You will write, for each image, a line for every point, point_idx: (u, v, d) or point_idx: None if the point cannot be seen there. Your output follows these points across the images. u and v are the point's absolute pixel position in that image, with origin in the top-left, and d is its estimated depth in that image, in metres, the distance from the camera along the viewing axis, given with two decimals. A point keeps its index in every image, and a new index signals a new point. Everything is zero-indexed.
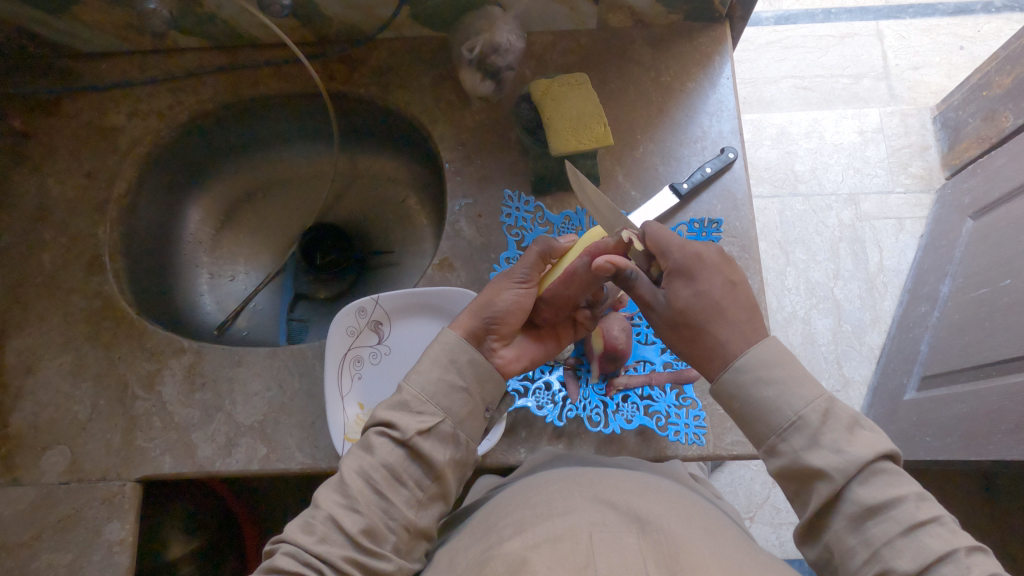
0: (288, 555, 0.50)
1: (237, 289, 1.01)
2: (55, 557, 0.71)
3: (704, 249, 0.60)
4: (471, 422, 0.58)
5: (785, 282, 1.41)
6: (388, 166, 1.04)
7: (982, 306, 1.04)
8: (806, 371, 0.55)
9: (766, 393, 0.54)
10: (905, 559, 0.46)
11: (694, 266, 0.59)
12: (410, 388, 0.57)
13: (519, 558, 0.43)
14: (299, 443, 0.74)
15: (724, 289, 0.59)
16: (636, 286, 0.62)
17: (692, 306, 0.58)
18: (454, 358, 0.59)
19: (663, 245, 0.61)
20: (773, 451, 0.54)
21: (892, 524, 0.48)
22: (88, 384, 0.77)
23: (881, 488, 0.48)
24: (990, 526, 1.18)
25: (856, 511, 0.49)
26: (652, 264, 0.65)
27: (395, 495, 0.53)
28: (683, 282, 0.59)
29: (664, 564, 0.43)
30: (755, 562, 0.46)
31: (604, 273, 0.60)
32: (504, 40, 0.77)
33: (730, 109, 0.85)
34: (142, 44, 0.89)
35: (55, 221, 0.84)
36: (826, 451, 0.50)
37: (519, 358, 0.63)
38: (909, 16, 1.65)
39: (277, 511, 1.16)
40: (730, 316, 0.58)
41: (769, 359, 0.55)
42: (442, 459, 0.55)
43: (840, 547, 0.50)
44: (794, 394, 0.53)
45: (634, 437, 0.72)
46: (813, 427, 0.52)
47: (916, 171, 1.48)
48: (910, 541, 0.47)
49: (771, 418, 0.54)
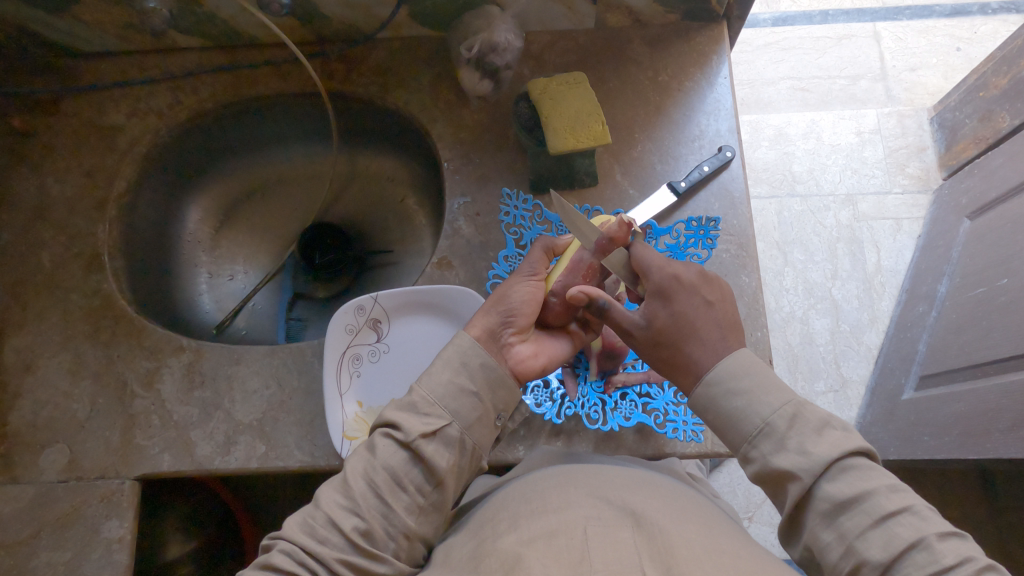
0: (284, 553, 0.50)
1: (236, 288, 1.01)
2: (53, 556, 0.70)
3: (683, 270, 0.60)
4: (479, 429, 0.58)
5: (783, 282, 1.42)
6: (387, 165, 1.04)
7: (980, 305, 1.04)
8: (772, 379, 0.55)
9: (734, 403, 0.55)
10: (876, 550, 0.47)
11: (673, 287, 0.59)
12: (420, 390, 0.57)
13: (513, 555, 0.43)
14: (298, 441, 0.74)
15: (700, 308, 0.59)
16: (612, 312, 0.61)
17: (669, 326, 0.59)
18: (466, 362, 0.59)
19: (644, 267, 0.61)
20: (746, 458, 0.54)
21: (863, 517, 0.48)
22: (87, 382, 0.77)
23: (850, 483, 0.49)
24: (986, 526, 1.18)
25: (828, 507, 0.49)
26: (637, 283, 0.65)
27: (396, 501, 0.53)
28: (661, 304, 0.59)
29: (660, 561, 0.42)
30: (753, 558, 0.46)
31: (579, 302, 0.61)
32: (503, 39, 0.77)
33: (727, 109, 0.85)
34: (142, 43, 0.90)
35: (55, 220, 0.84)
36: (793, 453, 0.51)
37: (537, 355, 0.63)
38: (906, 17, 1.66)
39: (277, 507, 1.16)
40: (704, 335, 0.58)
41: (736, 371, 0.56)
42: (444, 464, 0.55)
43: (817, 544, 0.50)
44: (764, 399, 0.54)
45: (632, 435, 0.72)
46: (780, 432, 0.53)
47: (914, 171, 1.48)
48: (881, 531, 0.47)
49: (741, 427, 0.54)
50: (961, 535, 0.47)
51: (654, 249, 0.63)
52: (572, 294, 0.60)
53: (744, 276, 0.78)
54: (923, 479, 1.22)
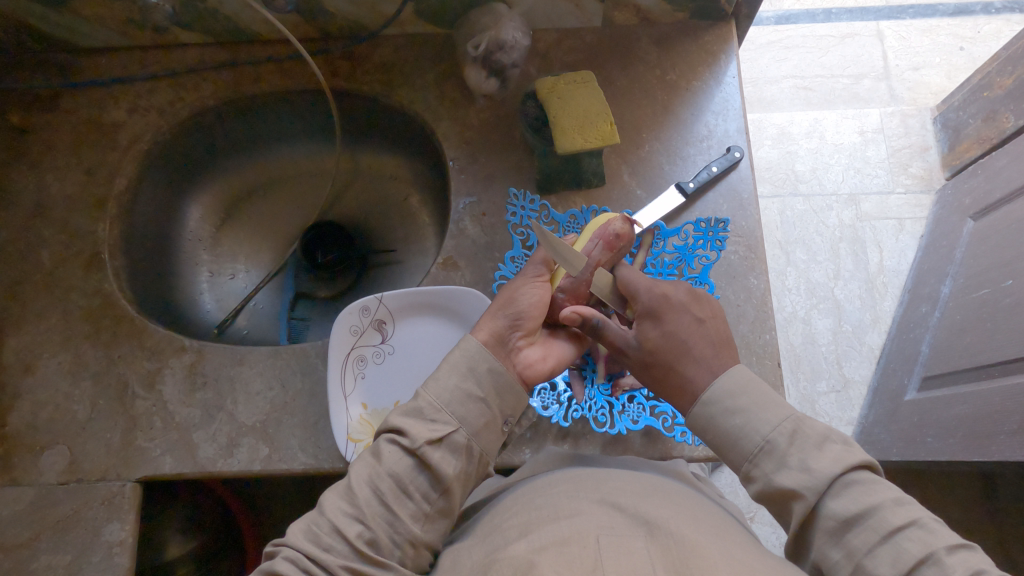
0: (288, 559, 0.49)
1: (237, 287, 1.00)
2: (53, 559, 0.70)
3: (671, 290, 0.62)
4: (487, 434, 0.57)
5: (786, 282, 1.41)
6: (390, 163, 1.03)
7: (984, 306, 1.04)
8: (769, 398, 0.55)
9: (732, 422, 0.55)
10: (885, 566, 0.46)
11: (662, 307, 0.61)
12: (426, 394, 0.57)
13: (526, 560, 0.42)
14: (301, 443, 0.73)
15: (691, 326, 0.60)
16: (606, 333, 0.62)
17: (662, 346, 0.59)
18: (473, 366, 0.58)
19: (632, 289, 0.63)
20: (749, 477, 0.54)
21: (870, 533, 0.47)
22: (88, 384, 0.76)
23: (854, 499, 0.48)
24: (986, 528, 1.18)
25: (834, 525, 0.48)
26: (627, 306, 0.66)
27: (401, 508, 0.52)
28: (652, 324, 0.61)
29: (674, 568, 0.42)
30: (765, 565, 0.46)
31: (572, 323, 0.61)
32: (510, 37, 0.76)
33: (735, 108, 0.84)
34: (142, 39, 0.88)
35: (54, 218, 0.83)
36: (794, 471, 0.51)
37: (546, 358, 0.63)
38: (909, 16, 1.65)
39: (279, 505, 1.16)
40: (697, 354, 0.58)
41: (733, 389, 0.56)
42: (451, 472, 0.54)
43: (825, 563, 0.49)
44: (759, 420, 0.54)
45: (639, 438, 0.72)
46: (780, 450, 0.52)
47: (916, 171, 1.48)
48: (890, 547, 0.46)
49: (741, 445, 0.54)
50: (971, 546, 0.46)
51: (640, 273, 0.65)
52: (566, 315, 0.61)
53: (752, 278, 0.77)
54: (925, 480, 1.22)
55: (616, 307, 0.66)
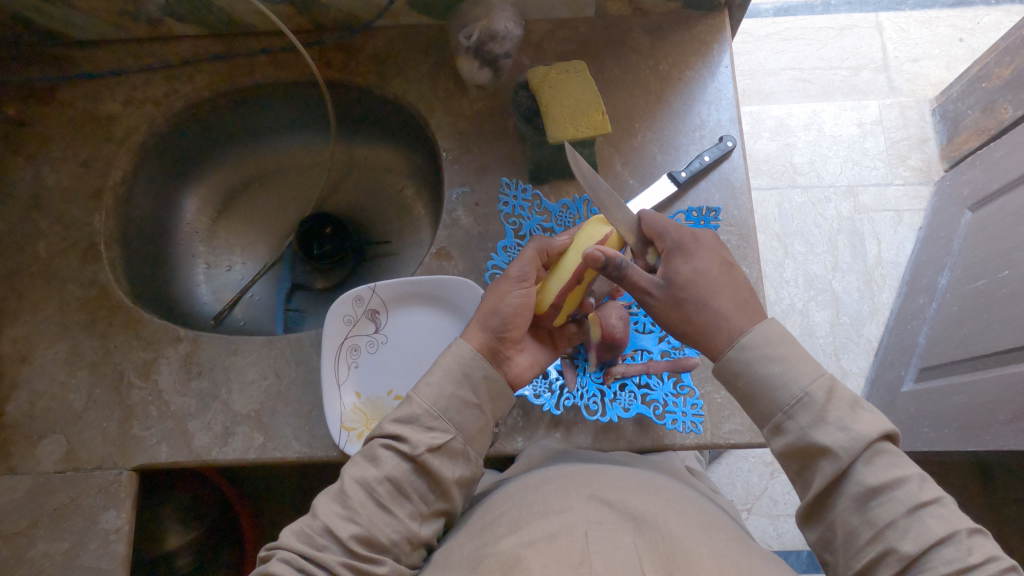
0: (284, 561, 0.50)
1: (233, 279, 1.01)
2: (50, 547, 0.70)
3: (699, 235, 0.63)
4: (480, 439, 0.58)
5: (784, 275, 1.41)
6: (386, 155, 1.03)
7: (981, 297, 1.04)
8: (756, 384, 0.55)
9: (770, 370, 0.55)
10: (908, 540, 0.47)
11: (691, 245, 0.61)
12: (422, 401, 0.57)
13: (514, 555, 0.43)
14: (296, 432, 0.74)
15: (720, 269, 0.61)
16: (629, 273, 0.60)
17: (692, 283, 0.59)
18: (468, 373, 0.59)
19: (659, 229, 0.62)
20: (779, 429, 0.54)
21: (896, 505, 0.48)
22: (84, 373, 0.77)
23: (884, 469, 0.49)
24: (988, 517, 1.19)
25: (859, 492, 0.50)
26: (647, 250, 0.64)
27: (399, 508, 0.53)
28: (681, 260, 0.61)
29: (662, 564, 0.42)
30: (753, 563, 0.46)
31: (595, 261, 0.58)
32: (502, 27, 0.76)
33: (728, 98, 0.84)
34: (136, 31, 0.88)
35: (51, 210, 0.83)
36: (832, 429, 0.51)
37: (532, 366, 0.65)
38: (909, 7, 1.64)
39: (279, 496, 1.17)
40: (728, 293, 0.59)
41: (773, 337, 0.56)
42: (451, 477, 0.55)
43: (842, 528, 0.51)
44: (801, 369, 0.54)
45: (632, 426, 0.71)
46: (818, 404, 0.52)
47: (915, 163, 1.47)
48: (913, 521, 0.48)
49: (775, 396, 0.54)
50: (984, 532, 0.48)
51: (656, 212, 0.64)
52: (589, 252, 0.58)
53: (744, 267, 0.77)
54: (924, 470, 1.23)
55: (638, 250, 0.65)
